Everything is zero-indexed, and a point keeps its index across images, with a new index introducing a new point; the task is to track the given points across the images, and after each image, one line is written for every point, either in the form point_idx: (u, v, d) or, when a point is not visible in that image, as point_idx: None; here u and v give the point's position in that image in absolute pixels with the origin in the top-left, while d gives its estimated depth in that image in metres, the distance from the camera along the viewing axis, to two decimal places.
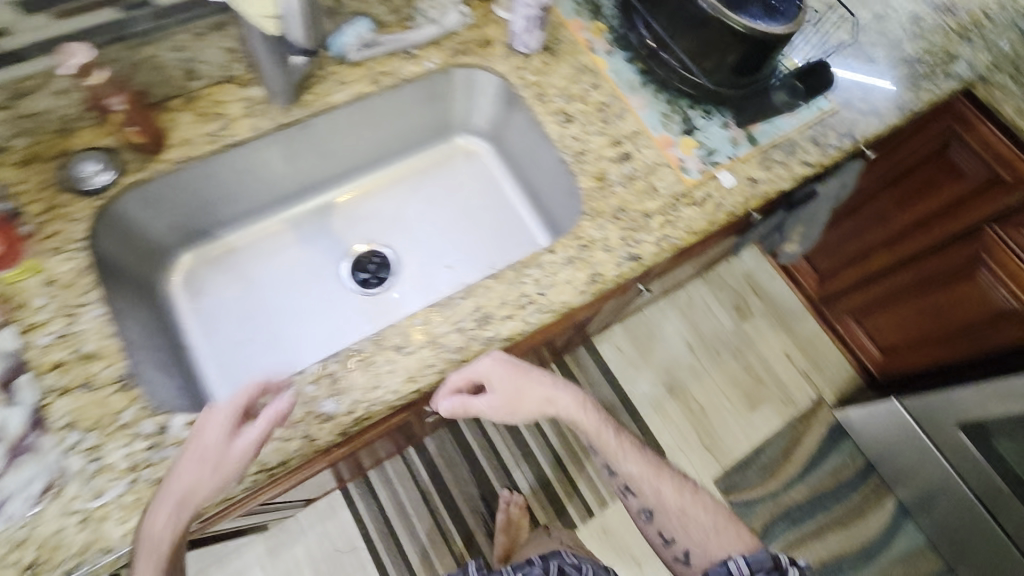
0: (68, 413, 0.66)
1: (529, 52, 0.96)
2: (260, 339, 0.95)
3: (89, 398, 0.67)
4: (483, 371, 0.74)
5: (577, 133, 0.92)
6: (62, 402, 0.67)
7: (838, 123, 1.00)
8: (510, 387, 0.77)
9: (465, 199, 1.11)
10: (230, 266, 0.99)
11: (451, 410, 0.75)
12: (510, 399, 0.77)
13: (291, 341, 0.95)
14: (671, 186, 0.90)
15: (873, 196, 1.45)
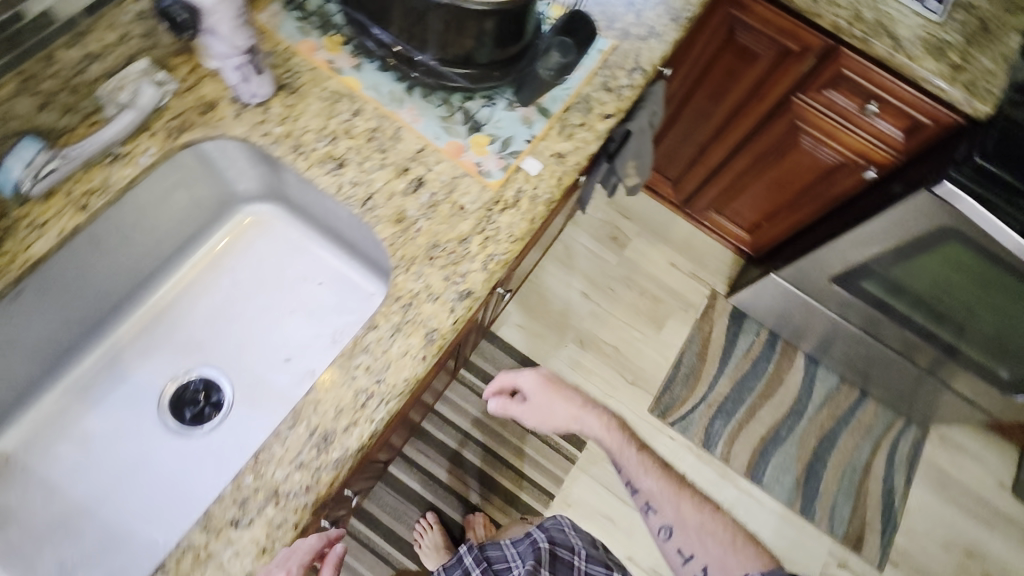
0: None
1: (264, 99, 0.80)
2: (89, 541, 0.79)
3: None
4: (525, 382, 1.01)
5: (356, 176, 0.79)
6: None
7: (623, 59, 0.93)
8: (542, 401, 1.01)
9: (275, 275, 0.95)
10: (15, 476, 0.81)
11: (493, 409, 1.02)
12: (541, 412, 1.01)
13: (127, 527, 0.80)
14: (479, 197, 0.81)
15: (687, 99, 1.44)
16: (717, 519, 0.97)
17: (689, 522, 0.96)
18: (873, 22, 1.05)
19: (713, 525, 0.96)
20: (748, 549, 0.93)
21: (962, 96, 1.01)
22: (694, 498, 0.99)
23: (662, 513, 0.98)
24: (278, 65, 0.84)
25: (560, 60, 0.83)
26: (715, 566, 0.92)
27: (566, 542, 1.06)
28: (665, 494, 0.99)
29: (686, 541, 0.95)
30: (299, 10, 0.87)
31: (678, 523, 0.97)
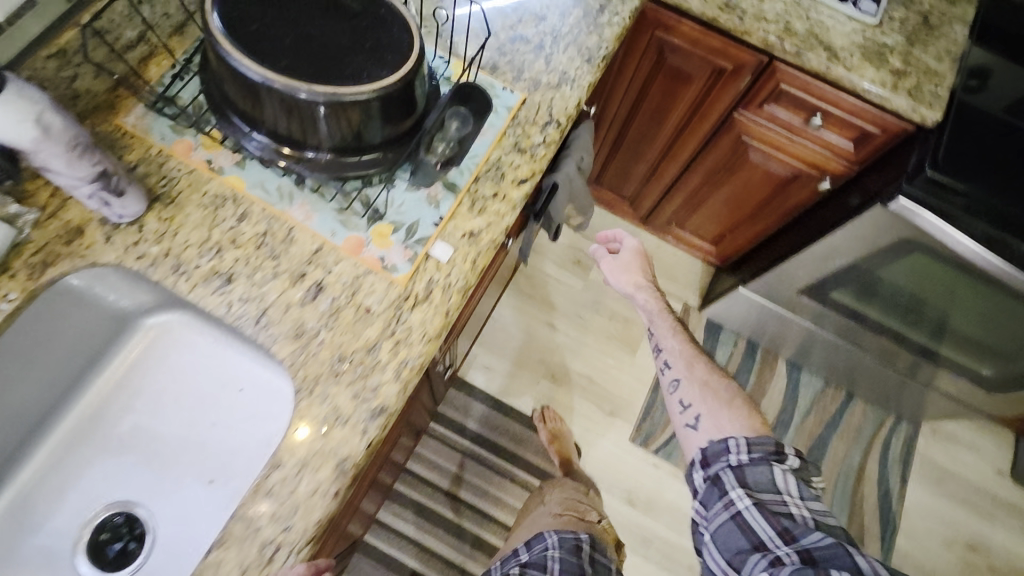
0: None
1: (136, 216, 0.73)
2: None
3: None
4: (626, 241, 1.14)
5: (246, 292, 0.72)
6: None
7: (534, 114, 0.86)
8: (628, 260, 1.12)
9: (191, 385, 0.87)
10: None
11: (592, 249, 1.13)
12: (627, 268, 1.12)
13: None
14: (385, 296, 0.74)
15: (628, 119, 1.37)
16: (724, 385, 0.96)
17: (698, 379, 0.97)
18: (805, 32, 0.97)
19: (719, 388, 0.96)
20: (742, 410, 0.91)
21: (907, 103, 0.94)
22: (710, 367, 0.99)
23: (676, 369, 0.99)
24: (151, 173, 0.76)
25: (456, 134, 0.76)
26: (707, 417, 0.91)
27: (539, 561, 0.98)
28: (685, 355, 1.01)
29: (688, 393, 0.96)
30: (169, 108, 0.79)
31: (687, 378, 0.98)
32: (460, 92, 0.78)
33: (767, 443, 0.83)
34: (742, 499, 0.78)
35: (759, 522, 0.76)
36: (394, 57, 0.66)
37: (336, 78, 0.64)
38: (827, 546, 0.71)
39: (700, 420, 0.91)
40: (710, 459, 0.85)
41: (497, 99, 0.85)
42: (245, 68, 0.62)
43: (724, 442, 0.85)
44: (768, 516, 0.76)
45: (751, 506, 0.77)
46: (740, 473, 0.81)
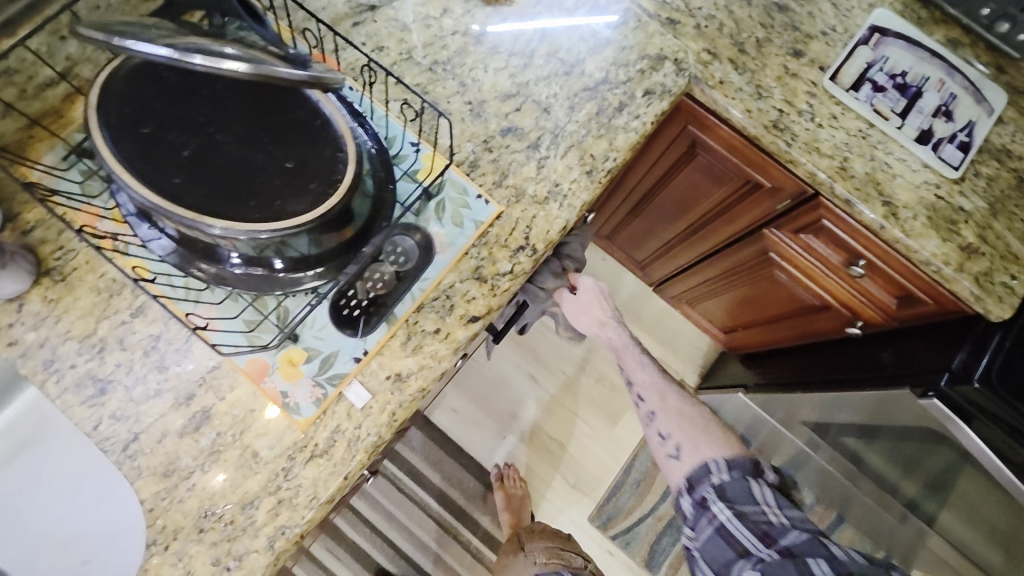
0: None
1: (16, 293, 0.63)
2: None
3: None
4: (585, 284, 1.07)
5: (119, 408, 0.62)
6: None
7: (505, 234, 0.72)
8: (588, 299, 1.08)
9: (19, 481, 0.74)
10: None
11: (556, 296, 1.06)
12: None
13: None
14: (277, 442, 0.63)
15: (643, 201, 1.19)
16: (696, 410, 1.01)
17: (673, 410, 1.01)
18: (864, 177, 0.80)
19: (693, 415, 1.00)
20: (718, 434, 0.96)
21: (971, 290, 0.77)
22: (681, 395, 1.05)
23: (650, 401, 1.03)
24: (47, 240, 0.65)
25: (395, 268, 0.66)
26: (689, 447, 0.95)
27: None
28: (653, 381, 1.07)
29: (666, 423, 0.99)
30: (87, 161, 0.66)
31: (662, 410, 1.02)
32: (404, 221, 0.68)
33: (742, 461, 0.91)
34: (722, 509, 0.85)
35: (742, 529, 0.82)
36: (316, 184, 0.53)
37: (239, 208, 0.51)
38: (804, 541, 0.79)
39: (682, 451, 0.95)
40: (694, 484, 0.90)
41: (466, 211, 0.71)
42: (122, 184, 0.50)
43: (705, 467, 0.91)
44: (749, 523, 0.82)
45: (732, 517, 0.83)
46: (720, 488, 0.88)
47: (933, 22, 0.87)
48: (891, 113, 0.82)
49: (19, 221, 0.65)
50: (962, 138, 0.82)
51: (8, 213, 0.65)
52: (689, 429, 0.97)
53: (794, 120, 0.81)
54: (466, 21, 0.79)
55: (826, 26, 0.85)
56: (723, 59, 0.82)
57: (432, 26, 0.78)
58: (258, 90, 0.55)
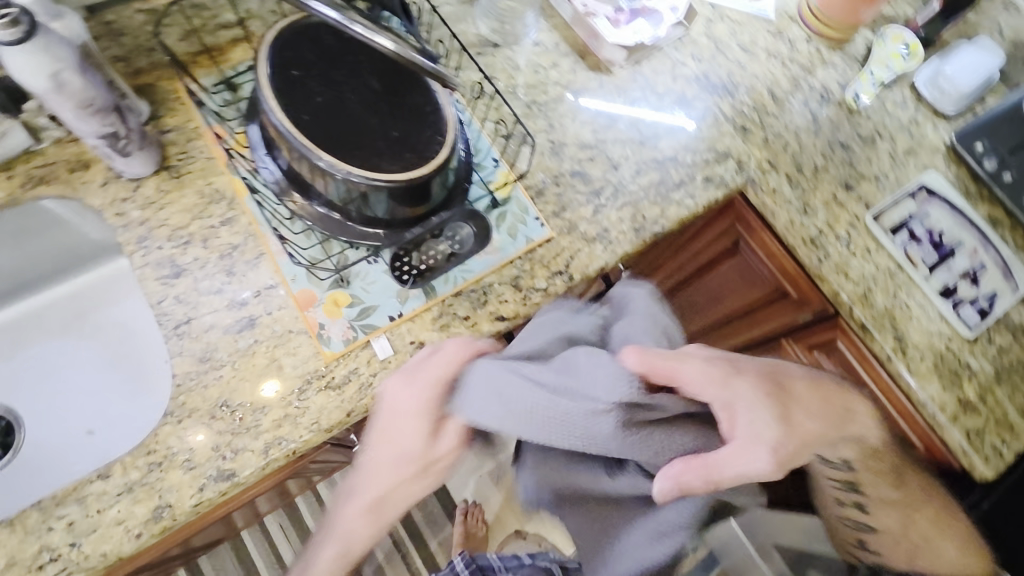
0: None
1: (139, 177, 0.75)
2: None
3: None
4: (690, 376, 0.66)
5: (184, 293, 0.72)
6: None
7: (549, 257, 0.80)
8: (748, 411, 0.68)
9: (83, 321, 0.90)
10: None
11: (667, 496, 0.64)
12: (759, 443, 0.67)
13: None
14: (303, 364, 0.71)
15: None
16: (948, 531, 0.79)
17: (911, 531, 0.79)
18: (882, 310, 0.86)
19: (939, 533, 0.79)
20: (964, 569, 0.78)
21: (960, 442, 0.82)
22: (933, 510, 0.79)
23: (874, 517, 0.79)
24: (176, 143, 0.77)
25: (450, 250, 0.76)
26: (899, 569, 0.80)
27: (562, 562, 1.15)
28: (845, 425, 0.77)
29: (881, 542, 0.80)
30: (227, 92, 0.79)
31: (892, 530, 0.79)
32: (467, 211, 0.77)
33: None
34: None
35: None
36: (410, 156, 0.64)
37: (346, 153, 0.62)
38: None
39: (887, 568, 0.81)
40: None
41: (522, 227, 0.80)
42: (266, 107, 0.62)
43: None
44: None
45: None
46: None
47: (980, 198, 0.95)
48: (921, 262, 0.89)
49: (159, 122, 0.78)
50: (982, 304, 0.88)
51: (155, 113, 0.78)
52: (901, 555, 0.79)
53: (831, 242, 0.89)
54: (568, 78, 0.91)
55: (879, 172, 0.95)
56: (781, 172, 0.92)
57: (538, 73, 0.91)
58: (396, 72, 0.66)
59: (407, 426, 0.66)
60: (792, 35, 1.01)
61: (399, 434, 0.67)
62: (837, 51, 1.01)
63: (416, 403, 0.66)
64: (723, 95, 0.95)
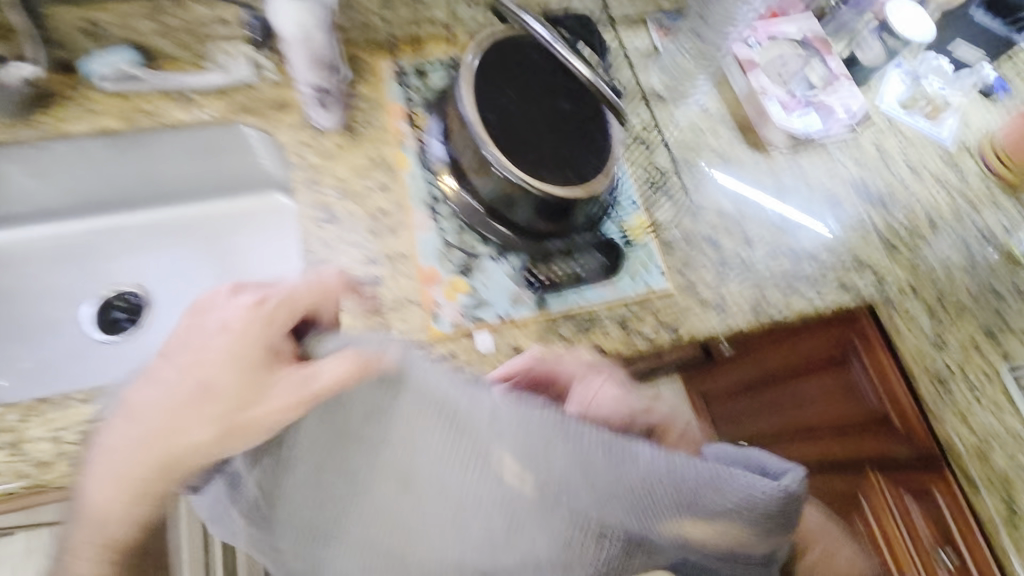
0: None
1: (325, 129, 0.84)
2: None
3: None
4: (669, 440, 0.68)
5: (331, 238, 0.79)
6: None
7: (663, 308, 0.81)
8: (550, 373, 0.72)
9: (239, 238, 0.98)
10: None
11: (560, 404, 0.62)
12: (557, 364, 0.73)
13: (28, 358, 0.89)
14: (411, 332, 0.75)
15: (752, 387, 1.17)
16: None
17: None
18: (999, 473, 0.80)
19: None
20: None
21: None
22: None
23: None
24: (362, 109, 0.86)
25: (576, 271, 0.78)
26: None
27: None
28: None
29: None
30: (415, 80, 0.88)
31: None
32: (605, 241, 0.80)
33: None
34: None
35: None
36: (572, 177, 0.68)
37: (515, 157, 0.67)
38: None
39: None
40: None
41: (645, 272, 0.82)
42: (461, 96, 0.68)
43: None
44: None
45: None
46: None
47: None
48: None
49: (354, 88, 0.87)
50: None
51: (354, 80, 0.87)
52: None
53: (959, 385, 0.83)
54: (725, 148, 0.93)
55: None
56: (920, 299, 0.88)
57: (696, 135, 0.93)
58: (579, 96, 0.71)
59: (224, 364, 0.47)
60: (965, 168, 0.98)
61: (190, 357, 0.48)
62: (1011, 198, 0.97)
63: (244, 350, 0.47)
64: (877, 206, 0.93)
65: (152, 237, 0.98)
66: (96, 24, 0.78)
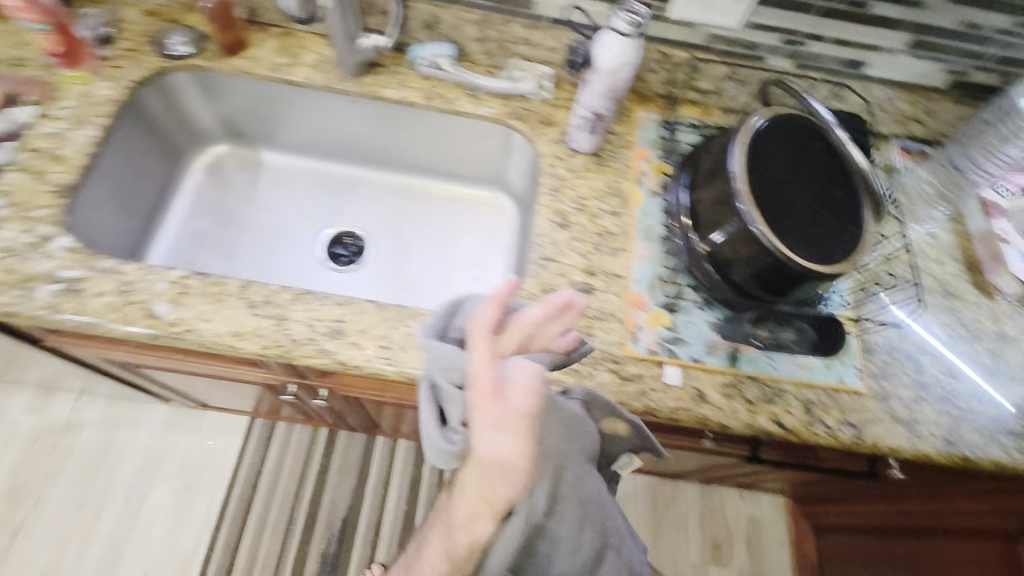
0: (9, 185, 0.81)
1: (578, 150, 0.95)
2: (251, 232, 1.09)
3: (30, 184, 0.81)
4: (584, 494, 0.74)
5: (560, 241, 0.88)
6: (14, 175, 0.81)
7: (851, 407, 0.81)
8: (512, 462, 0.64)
9: (459, 217, 1.13)
10: (230, 184, 1.12)
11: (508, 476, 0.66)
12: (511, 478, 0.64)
13: (275, 260, 1.08)
14: (609, 344, 0.81)
15: (891, 529, 1.12)
16: None
17: None
18: None
19: None
20: None
21: None
22: None
23: None
24: (614, 144, 0.96)
25: (791, 339, 0.80)
26: None
27: None
28: None
29: None
30: (665, 131, 0.97)
31: None
32: (829, 320, 0.81)
33: None
34: None
35: None
36: (815, 255, 0.71)
37: (766, 220, 0.71)
38: None
39: None
40: None
41: (840, 365, 0.82)
42: (731, 151, 0.74)
43: None
44: None
45: None
46: None
47: None
48: None
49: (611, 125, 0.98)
50: None
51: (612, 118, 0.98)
52: None
53: None
54: (948, 278, 0.92)
55: None
56: None
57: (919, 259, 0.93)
58: (853, 188, 0.74)
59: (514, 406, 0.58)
60: None
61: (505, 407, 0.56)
62: None
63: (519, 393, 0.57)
64: None
65: (393, 197, 1.15)
66: (435, 19, 0.95)
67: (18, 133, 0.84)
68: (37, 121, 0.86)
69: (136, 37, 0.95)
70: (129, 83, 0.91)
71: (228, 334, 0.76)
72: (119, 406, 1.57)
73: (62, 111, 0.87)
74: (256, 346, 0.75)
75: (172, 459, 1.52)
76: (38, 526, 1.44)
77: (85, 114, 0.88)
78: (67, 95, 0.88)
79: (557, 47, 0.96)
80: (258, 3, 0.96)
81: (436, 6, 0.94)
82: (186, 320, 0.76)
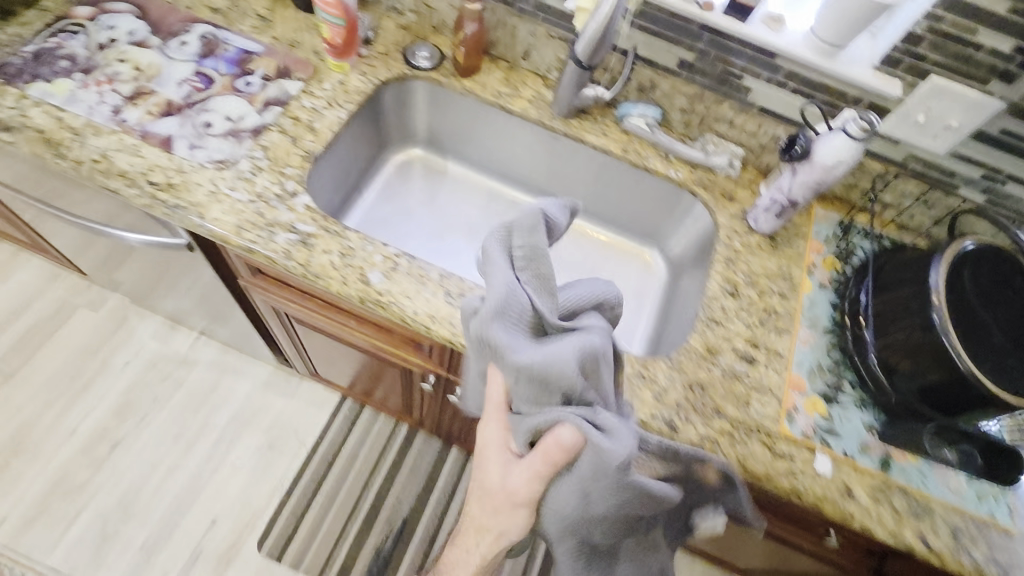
0: (269, 142, 0.93)
1: (755, 229, 1.00)
2: (425, 230, 1.19)
3: (285, 145, 0.93)
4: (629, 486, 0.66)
5: (727, 308, 0.92)
6: (274, 135, 0.94)
7: (1000, 545, 0.79)
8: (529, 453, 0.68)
9: (612, 263, 1.20)
10: (415, 183, 1.24)
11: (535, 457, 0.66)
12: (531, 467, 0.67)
13: (441, 259, 1.16)
14: (765, 417, 0.83)
15: None
16: None
17: None
18: None
19: None
20: None
21: None
22: None
23: None
24: (790, 231, 1.01)
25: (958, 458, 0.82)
26: None
27: None
28: None
29: None
30: (841, 232, 1.01)
31: None
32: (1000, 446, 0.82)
33: None
34: None
35: None
36: (1005, 383, 0.71)
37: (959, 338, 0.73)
38: None
39: None
40: None
41: (994, 501, 0.81)
42: (933, 266, 0.78)
43: None
44: None
45: None
46: None
47: None
48: None
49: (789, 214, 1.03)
50: None
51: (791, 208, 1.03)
52: None
53: None
54: None
55: None
56: None
57: None
58: None
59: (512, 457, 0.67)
60: None
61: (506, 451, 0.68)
62: None
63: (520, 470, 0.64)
64: None
65: None
66: (650, 84, 1.05)
67: (284, 101, 0.98)
68: (300, 95, 0.99)
69: (389, 44, 1.09)
70: (376, 81, 1.04)
71: (425, 314, 0.83)
72: (232, 354, 1.68)
73: (321, 91, 1.00)
74: (447, 330, 0.82)
75: (265, 416, 1.61)
76: (135, 443, 1.55)
77: (337, 98, 1.00)
78: (328, 80, 1.02)
79: (756, 133, 1.03)
80: (498, 38, 1.09)
81: (656, 74, 1.03)
82: (392, 293, 0.84)
